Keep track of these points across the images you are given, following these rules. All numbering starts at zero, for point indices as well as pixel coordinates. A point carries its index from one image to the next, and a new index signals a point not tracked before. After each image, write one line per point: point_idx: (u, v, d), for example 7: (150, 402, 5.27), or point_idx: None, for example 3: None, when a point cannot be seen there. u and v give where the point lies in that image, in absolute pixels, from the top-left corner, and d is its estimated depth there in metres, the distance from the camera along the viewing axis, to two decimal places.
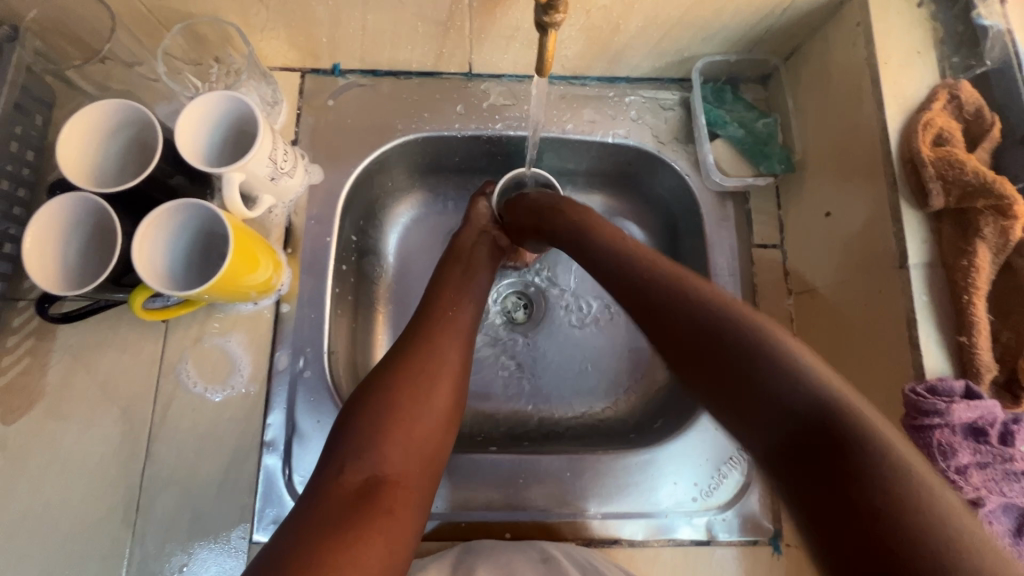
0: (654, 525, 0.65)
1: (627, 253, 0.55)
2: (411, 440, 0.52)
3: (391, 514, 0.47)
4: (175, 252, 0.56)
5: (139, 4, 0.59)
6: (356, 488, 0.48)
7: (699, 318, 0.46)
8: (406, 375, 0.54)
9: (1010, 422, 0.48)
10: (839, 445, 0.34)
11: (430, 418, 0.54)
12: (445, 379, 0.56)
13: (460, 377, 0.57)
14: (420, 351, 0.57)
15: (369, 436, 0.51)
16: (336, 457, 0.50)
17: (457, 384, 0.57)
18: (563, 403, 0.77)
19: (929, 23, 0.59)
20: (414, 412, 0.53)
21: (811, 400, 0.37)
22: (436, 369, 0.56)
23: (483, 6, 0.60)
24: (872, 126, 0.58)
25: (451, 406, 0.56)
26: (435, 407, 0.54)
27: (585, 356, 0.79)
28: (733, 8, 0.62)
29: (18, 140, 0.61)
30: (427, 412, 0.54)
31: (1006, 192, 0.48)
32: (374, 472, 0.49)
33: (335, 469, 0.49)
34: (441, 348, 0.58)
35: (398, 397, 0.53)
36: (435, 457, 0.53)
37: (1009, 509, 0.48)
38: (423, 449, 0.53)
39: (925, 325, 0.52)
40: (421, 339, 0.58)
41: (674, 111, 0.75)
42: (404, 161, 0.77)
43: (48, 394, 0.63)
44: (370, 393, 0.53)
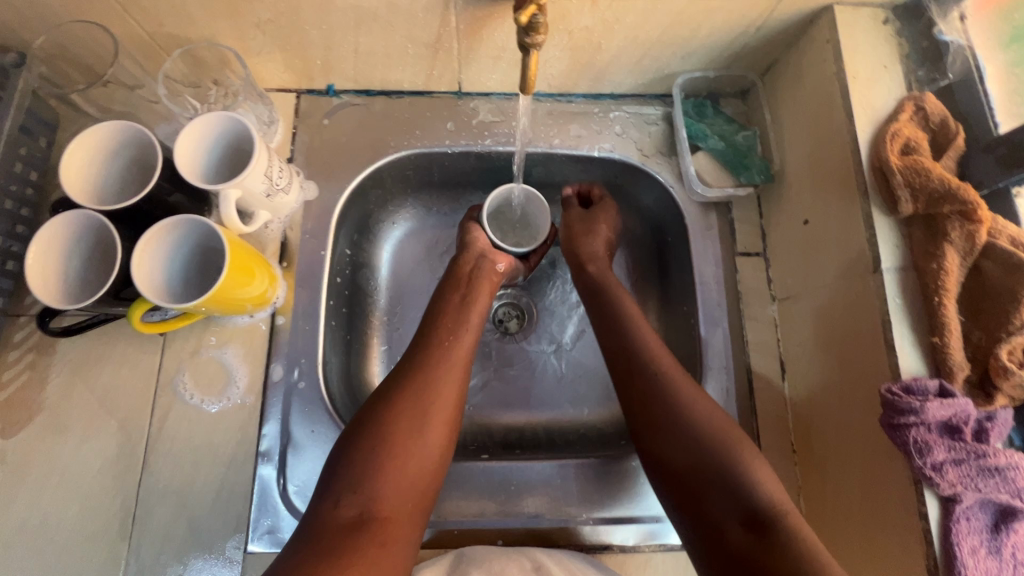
0: (646, 531, 0.66)
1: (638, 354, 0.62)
2: (404, 475, 0.53)
3: (384, 548, 0.49)
4: (172, 269, 0.58)
5: (140, 30, 0.62)
6: (350, 521, 0.49)
7: (690, 420, 0.56)
8: (405, 413, 0.55)
9: (985, 420, 0.50)
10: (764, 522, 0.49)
11: (426, 454, 0.55)
12: (440, 416, 0.57)
13: (455, 413, 0.58)
14: (416, 387, 0.57)
15: (364, 472, 0.52)
16: (330, 490, 0.51)
17: (452, 419, 0.58)
18: (555, 411, 0.78)
19: (894, 39, 0.62)
20: (408, 449, 0.54)
21: (761, 514, 0.50)
22: (434, 405, 0.57)
23: (469, 28, 0.63)
24: (843, 137, 0.60)
25: (445, 443, 0.57)
26: (429, 441, 0.55)
27: (577, 364, 0.80)
28: (707, 29, 0.65)
29: (22, 161, 0.63)
30: (420, 449, 0.55)
31: (969, 198, 0.51)
32: (367, 507, 0.51)
33: (328, 500, 0.51)
34: (438, 384, 0.58)
35: (391, 434, 0.54)
36: (427, 489, 0.55)
37: (985, 504, 0.49)
38: (416, 483, 0.54)
39: (898, 326, 0.53)
40: (416, 376, 0.58)
41: (657, 125, 0.77)
42: (396, 178, 0.79)
43: (46, 408, 0.64)
44: (362, 431, 0.54)
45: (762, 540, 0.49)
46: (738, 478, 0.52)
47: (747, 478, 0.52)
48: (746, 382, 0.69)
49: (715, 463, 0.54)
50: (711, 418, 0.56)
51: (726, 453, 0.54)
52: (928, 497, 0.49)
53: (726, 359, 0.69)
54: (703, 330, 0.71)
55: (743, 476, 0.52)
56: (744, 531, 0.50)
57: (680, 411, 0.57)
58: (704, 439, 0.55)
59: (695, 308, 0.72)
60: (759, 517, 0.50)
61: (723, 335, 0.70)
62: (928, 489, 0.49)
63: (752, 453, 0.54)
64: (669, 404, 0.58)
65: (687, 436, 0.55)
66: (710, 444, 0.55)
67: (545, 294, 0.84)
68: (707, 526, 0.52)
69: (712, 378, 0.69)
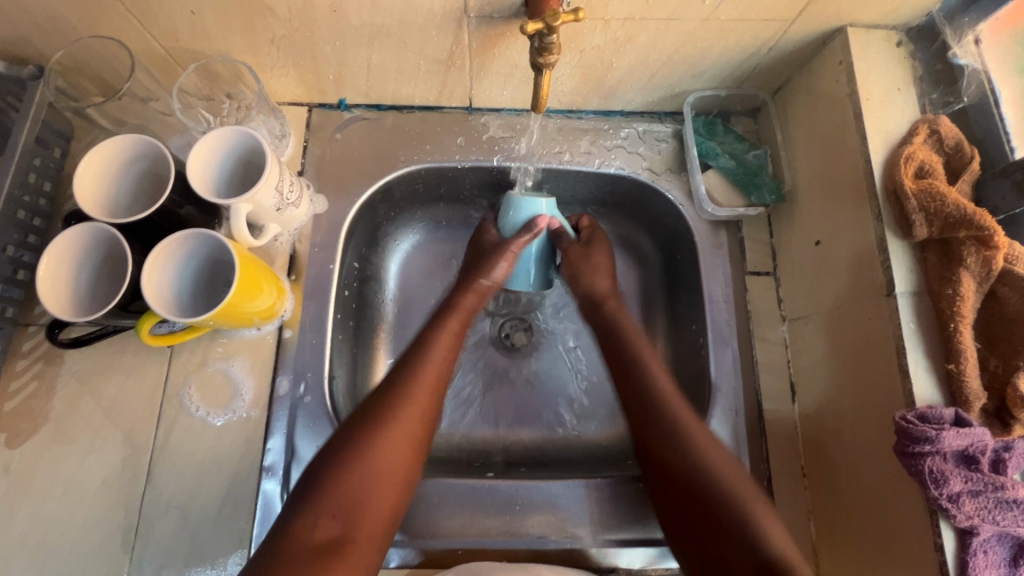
0: (652, 554, 0.65)
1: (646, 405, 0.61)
2: (380, 497, 0.53)
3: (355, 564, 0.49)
4: (181, 300, 0.58)
5: (157, 44, 0.62)
6: (325, 542, 0.48)
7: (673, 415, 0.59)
8: (384, 434, 0.54)
9: (1002, 449, 0.49)
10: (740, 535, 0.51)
11: (395, 473, 0.54)
12: (413, 438, 0.56)
13: (424, 433, 0.58)
14: (396, 407, 0.56)
15: (338, 492, 0.51)
16: (306, 508, 0.50)
17: (420, 440, 0.57)
18: (556, 428, 0.77)
19: (908, 61, 0.62)
20: (385, 471, 0.53)
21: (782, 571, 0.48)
22: (406, 426, 0.56)
23: (482, 45, 0.64)
24: (857, 158, 0.60)
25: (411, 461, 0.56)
26: (399, 463, 0.55)
27: (579, 383, 0.80)
28: (719, 49, 0.64)
29: (36, 171, 0.64)
30: (390, 473, 0.54)
31: (986, 224, 0.50)
32: (340, 528, 0.50)
33: (300, 519, 0.49)
34: (416, 407, 0.57)
35: (363, 455, 0.53)
36: (396, 512, 0.55)
37: (1003, 538, 0.48)
38: (388, 506, 0.53)
39: (913, 352, 0.53)
40: (398, 395, 0.57)
41: (667, 143, 0.77)
42: (405, 192, 0.79)
43: (53, 418, 0.64)
44: (336, 449, 0.53)
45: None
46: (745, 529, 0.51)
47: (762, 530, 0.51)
48: (755, 405, 0.68)
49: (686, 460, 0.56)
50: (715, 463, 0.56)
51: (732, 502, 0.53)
52: (944, 528, 0.48)
53: (735, 380, 0.68)
54: (713, 350, 0.69)
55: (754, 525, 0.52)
56: None
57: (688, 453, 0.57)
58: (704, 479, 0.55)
59: (705, 328, 0.71)
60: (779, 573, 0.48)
61: (732, 356, 0.69)
62: (944, 520, 0.48)
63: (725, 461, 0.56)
64: (671, 433, 0.58)
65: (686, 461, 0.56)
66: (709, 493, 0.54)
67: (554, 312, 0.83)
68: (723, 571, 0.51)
69: (721, 400, 0.67)
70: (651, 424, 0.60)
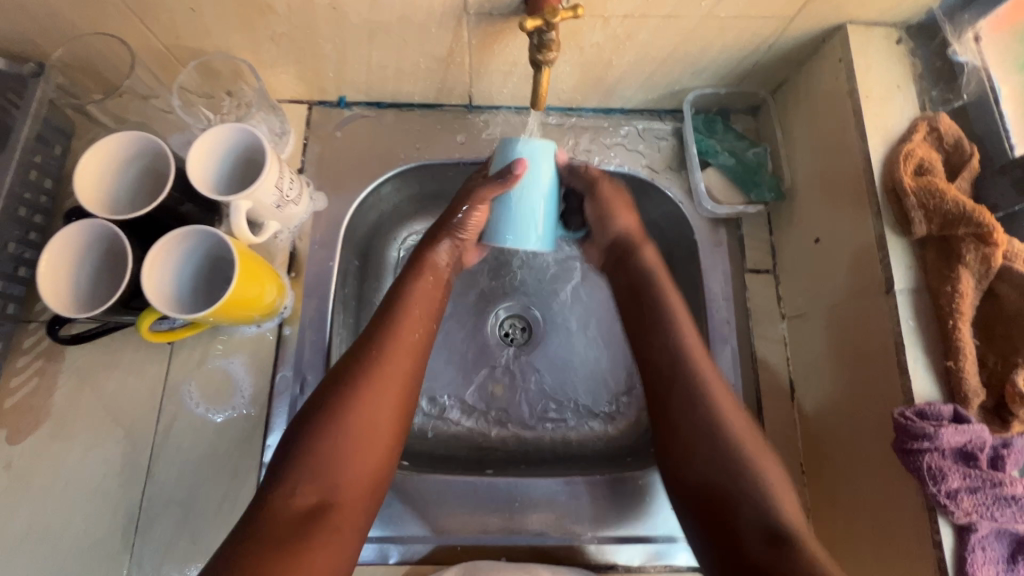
0: (652, 551, 0.65)
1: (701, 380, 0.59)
2: (364, 459, 0.52)
3: (337, 528, 0.49)
4: (181, 281, 0.58)
5: (156, 42, 0.62)
6: (306, 510, 0.48)
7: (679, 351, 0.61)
8: (363, 395, 0.53)
9: (1000, 446, 0.49)
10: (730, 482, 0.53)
11: (378, 437, 0.53)
12: (392, 397, 0.55)
13: (407, 393, 0.56)
14: (373, 369, 0.55)
15: (319, 459, 0.50)
16: (286, 477, 0.50)
17: (404, 401, 0.56)
18: (548, 399, 0.78)
19: (908, 58, 0.62)
20: (366, 433, 0.53)
21: (781, 528, 0.49)
22: (388, 386, 0.55)
23: (481, 42, 0.63)
24: (856, 155, 0.60)
25: (394, 423, 0.55)
26: (381, 425, 0.54)
27: (590, 348, 0.81)
28: (719, 46, 0.64)
29: (37, 168, 0.64)
30: (373, 436, 0.53)
31: (985, 222, 0.50)
32: (325, 493, 0.50)
33: (280, 488, 0.49)
34: (393, 366, 0.56)
35: (342, 420, 0.52)
36: (383, 473, 0.54)
37: (1001, 535, 0.48)
38: (372, 467, 0.53)
39: (912, 350, 0.53)
40: (374, 354, 0.56)
41: (667, 140, 0.77)
42: (405, 189, 0.79)
43: (54, 414, 0.64)
44: (316, 415, 0.52)
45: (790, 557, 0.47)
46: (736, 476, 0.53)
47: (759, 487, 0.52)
48: (754, 403, 0.68)
49: (688, 393, 0.58)
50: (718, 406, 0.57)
51: (755, 476, 0.53)
52: (942, 525, 0.48)
53: (735, 378, 0.68)
54: (713, 348, 0.69)
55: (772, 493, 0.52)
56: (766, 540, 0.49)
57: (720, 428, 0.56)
58: (699, 416, 0.57)
59: (704, 326, 0.71)
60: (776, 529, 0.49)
61: (732, 353, 0.69)
62: (942, 517, 0.48)
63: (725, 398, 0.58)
64: (671, 375, 0.60)
65: (685, 401, 0.58)
66: (703, 433, 0.56)
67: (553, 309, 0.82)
68: (731, 535, 0.51)
69: None
70: (672, 362, 0.60)
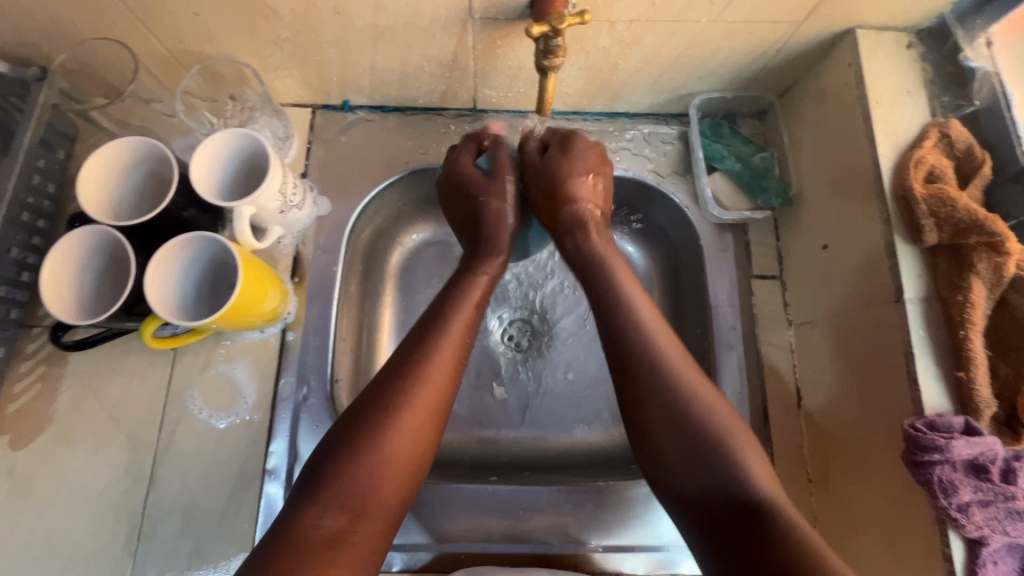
0: (656, 560, 0.65)
1: (658, 344, 0.56)
2: (391, 476, 0.49)
3: (362, 555, 0.46)
4: (185, 281, 0.58)
5: (160, 46, 0.62)
6: (333, 533, 0.45)
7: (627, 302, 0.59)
8: (400, 415, 0.51)
9: (1013, 459, 0.47)
10: (704, 452, 0.51)
11: (408, 460, 0.51)
12: (423, 414, 0.52)
13: (440, 414, 0.54)
14: (404, 383, 0.52)
15: (349, 481, 0.48)
16: (312, 499, 0.46)
17: (434, 423, 0.53)
18: (555, 396, 0.78)
19: (918, 63, 0.61)
20: (393, 448, 0.50)
21: (756, 504, 0.47)
22: (422, 405, 0.52)
23: (486, 47, 0.63)
24: (865, 161, 0.59)
25: (423, 446, 0.52)
26: (411, 440, 0.51)
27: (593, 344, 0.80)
28: (726, 51, 0.64)
29: (40, 173, 0.64)
30: (401, 450, 0.50)
31: (997, 230, 0.49)
32: (350, 515, 0.47)
33: (308, 507, 0.46)
34: (428, 381, 0.53)
35: (373, 436, 0.49)
36: (409, 493, 0.51)
37: (1013, 549, 0.48)
38: (400, 485, 0.50)
39: (921, 360, 0.52)
40: (408, 368, 0.53)
41: (673, 145, 0.76)
42: (409, 192, 0.79)
43: (57, 420, 0.64)
44: (348, 437, 0.49)
45: (757, 532, 0.45)
46: (708, 448, 0.51)
47: (734, 458, 0.50)
48: (760, 411, 0.67)
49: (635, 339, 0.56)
50: (684, 376, 0.54)
51: (721, 443, 0.51)
52: (952, 538, 0.48)
53: (740, 385, 0.67)
54: (718, 354, 0.69)
55: (741, 463, 0.49)
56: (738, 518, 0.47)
57: (685, 401, 0.53)
58: (668, 395, 0.53)
59: (710, 332, 0.70)
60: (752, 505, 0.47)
61: (738, 360, 0.68)
62: (952, 530, 0.48)
63: (691, 372, 0.55)
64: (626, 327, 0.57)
65: (654, 375, 0.54)
66: (676, 410, 0.53)
67: (530, 299, 0.82)
68: (699, 511, 0.49)
69: None
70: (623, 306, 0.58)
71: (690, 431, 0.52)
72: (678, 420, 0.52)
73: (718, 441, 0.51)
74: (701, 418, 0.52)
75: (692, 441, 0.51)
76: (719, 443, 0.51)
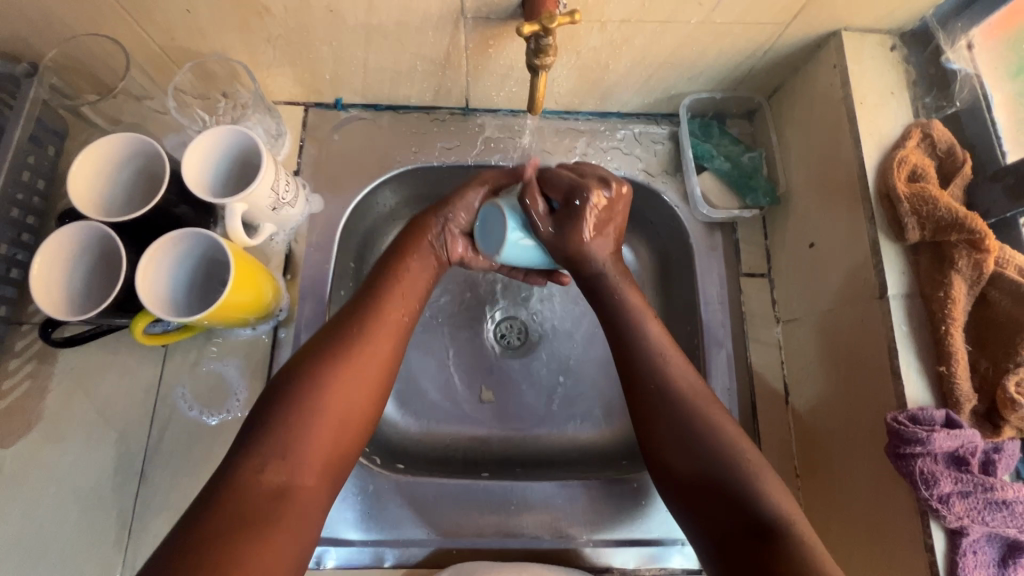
0: (646, 554, 0.65)
1: (654, 341, 0.57)
2: (332, 437, 0.50)
3: (304, 511, 0.46)
4: (176, 278, 0.58)
5: (152, 43, 0.62)
6: (272, 490, 0.45)
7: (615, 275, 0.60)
8: (343, 377, 0.51)
9: (992, 452, 0.50)
10: (719, 471, 0.50)
11: (353, 416, 0.51)
12: (367, 377, 0.52)
13: (385, 378, 0.54)
14: (350, 346, 0.53)
15: (293, 435, 0.48)
16: (254, 452, 0.46)
17: (382, 384, 0.54)
18: (552, 398, 0.79)
19: (902, 65, 0.62)
20: (337, 409, 0.50)
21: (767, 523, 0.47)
22: (366, 367, 0.53)
23: (478, 46, 0.63)
24: (850, 160, 0.60)
25: (372, 407, 0.53)
26: (356, 402, 0.51)
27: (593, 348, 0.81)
28: (715, 52, 0.65)
29: (30, 169, 0.64)
30: (345, 412, 0.50)
31: (977, 228, 0.51)
32: (290, 475, 0.47)
33: (248, 462, 0.46)
34: (372, 343, 0.54)
35: (316, 396, 0.50)
36: (348, 455, 0.51)
37: (993, 539, 0.49)
38: (340, 447, 0.50)
39: (905, 355, 0.53)
40: (353, 330, 0.54)
41: (663, 145, 0.77)
42: (401, 191, 0.79)
43: (46, 418, 0.63)
44: (292, 395, 0.49)
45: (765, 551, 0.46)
46: (722, 466, 0.50)
47: (749, 476, 0.49)
48: (749, 407, 0.68)
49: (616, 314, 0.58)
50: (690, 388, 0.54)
51: (733, 458, 0.50)
52: (934, 529, 0.49)
53: (729, 381, 0.68)
54: (707, 351, 0.70)
55: (756, 485, 0.49)
56: (751, 539, 0.47)
57: (702, 427, 0.52)
58: (681, 412, 0.53)
59: (699, 329, 0.71)
60: (766, 526, 0.47)
61: (727, 357, 0.69)
62: (934, 521, 0.49)
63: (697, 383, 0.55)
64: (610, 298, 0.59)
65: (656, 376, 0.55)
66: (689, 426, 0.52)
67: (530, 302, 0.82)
68: (716, 531, 0.49)
69: None
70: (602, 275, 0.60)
71: (704, 449, 0.51)
72: (691, 437, 0.52)
73: (731, 457, 0.51)
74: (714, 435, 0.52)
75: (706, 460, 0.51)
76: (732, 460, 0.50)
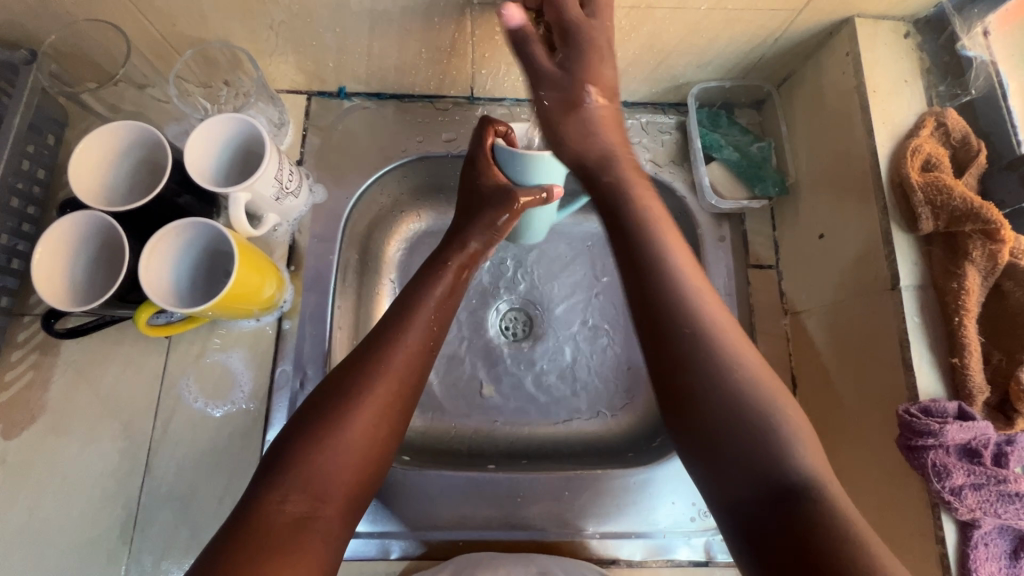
0: (652, 545, 0.66)
1: (688, 284, 0.49)
2: (354, 460, 0.48)
3: (324, 543, 0.45)
4: (179, 268, 0.57)
5: (153, 29, 0.61)
6: (295, 520, 0.44)
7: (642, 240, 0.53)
8: (363, 400, 0.49)
9: (1004, 443, 0.49)
10: (744, 413, 0.44)
11: (374, 444, 0.49)
12: (388, 398, 0.50)
13: (407, 399, 0.52)
14: (369, 367, 0.51)
15: (313, 466, 0.46)
16: (274, 485, 0.45)
17: (405, 404, 0.52)
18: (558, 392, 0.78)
19: (915, 53, 0.62)
20: (358, 432, 0.48)
21: (794, 479, 0.41)
22: (388, 387, 0.50)
23: (485, 33, 0.62)
24: (862, 150, 0.59)
25: (395, 427, 0.51)
26: (376, 424, 0.49)
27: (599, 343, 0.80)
28: (725, 40, 0.64)
29: (30, 159, 0.63)
30: (366, 435, 0.49)
31: (992, 218, 0.49)
32: (313, 504, 0.45)
33: (268, 493, 0.45)
34: (393, 363, 0.51)
35: (338, 421, 0.48)
36: (373, 477, 0.50)
37: (1004, 531, 0.48)
38: (364, 470, 0.48)
39: (917, 347, 0.53)
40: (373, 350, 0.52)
41: (671, 134, 0.76)
42: (405, 182, 0.78)
43: (50, 409, 0.63)
44: (312, 421, 0.48)
45: (784, 513, 0.40)
46: (748, 412, 0.44)
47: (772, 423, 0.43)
48: None
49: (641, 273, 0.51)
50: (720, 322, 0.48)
51: (760, 408, 0.44)
52: (945, 521, 0.49)
53: None
54: None
55: (781, 443, 0.43)
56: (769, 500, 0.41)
57: (729, 366, 0.45)
58: (708, 347, 0.46)
59: None
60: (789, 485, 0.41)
61: None
62: (945, 512, 0.49)
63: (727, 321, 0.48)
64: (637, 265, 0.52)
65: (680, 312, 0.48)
66: (714, 365, 0.45)
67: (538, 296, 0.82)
68: (732, 488, 0.43)
69: None
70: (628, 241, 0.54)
71: (729, 389, 0.45)
72: (718, 375, 0.45)
73: (760, 399, 0.44)
74: (743, 376, 0.45)
75: (734, 400, 0.44)
76: (760, 403, 0.44)
